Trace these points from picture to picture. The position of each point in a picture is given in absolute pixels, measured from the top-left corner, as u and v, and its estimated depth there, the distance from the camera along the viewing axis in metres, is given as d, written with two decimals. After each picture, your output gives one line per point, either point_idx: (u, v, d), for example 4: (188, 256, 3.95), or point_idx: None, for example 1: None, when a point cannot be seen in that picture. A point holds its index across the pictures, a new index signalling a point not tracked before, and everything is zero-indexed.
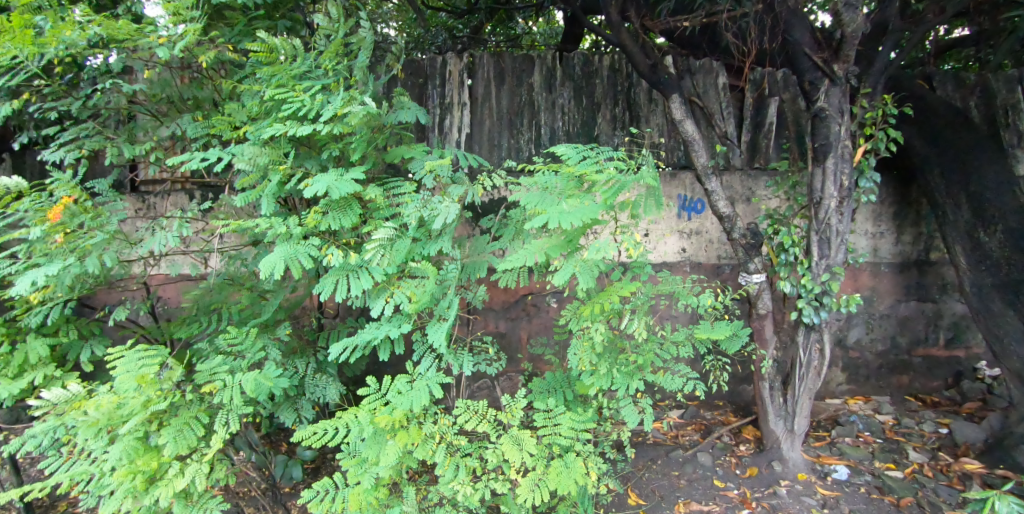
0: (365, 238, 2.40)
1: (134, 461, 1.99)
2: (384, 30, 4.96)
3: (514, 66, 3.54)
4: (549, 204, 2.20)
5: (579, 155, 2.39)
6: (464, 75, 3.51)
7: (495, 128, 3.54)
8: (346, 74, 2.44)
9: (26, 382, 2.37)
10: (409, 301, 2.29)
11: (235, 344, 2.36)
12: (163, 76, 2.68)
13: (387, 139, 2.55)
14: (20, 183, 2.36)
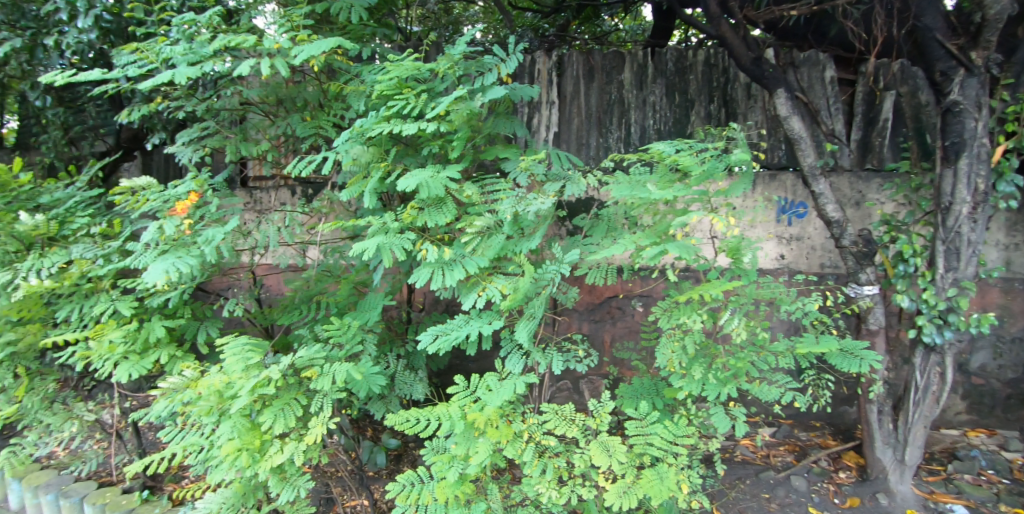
0: (458, 233, 2.41)
1: (241, 437, 2.10)
2: (472, 33, 5.14)
3: (604, 63, 3.43)
4: (642, 193, 2.10)
5: (673, 146, 2.30)
6: (552, 73, 3.44)
7: (583, 127, 3.46)
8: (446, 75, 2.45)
9: (152, 360, 2.58)
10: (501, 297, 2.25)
11: (334, 335, 2.45)
12: (277, 79, 2.84)
13: (485, 138, 2.57)
14: (154, 182, 2.61)
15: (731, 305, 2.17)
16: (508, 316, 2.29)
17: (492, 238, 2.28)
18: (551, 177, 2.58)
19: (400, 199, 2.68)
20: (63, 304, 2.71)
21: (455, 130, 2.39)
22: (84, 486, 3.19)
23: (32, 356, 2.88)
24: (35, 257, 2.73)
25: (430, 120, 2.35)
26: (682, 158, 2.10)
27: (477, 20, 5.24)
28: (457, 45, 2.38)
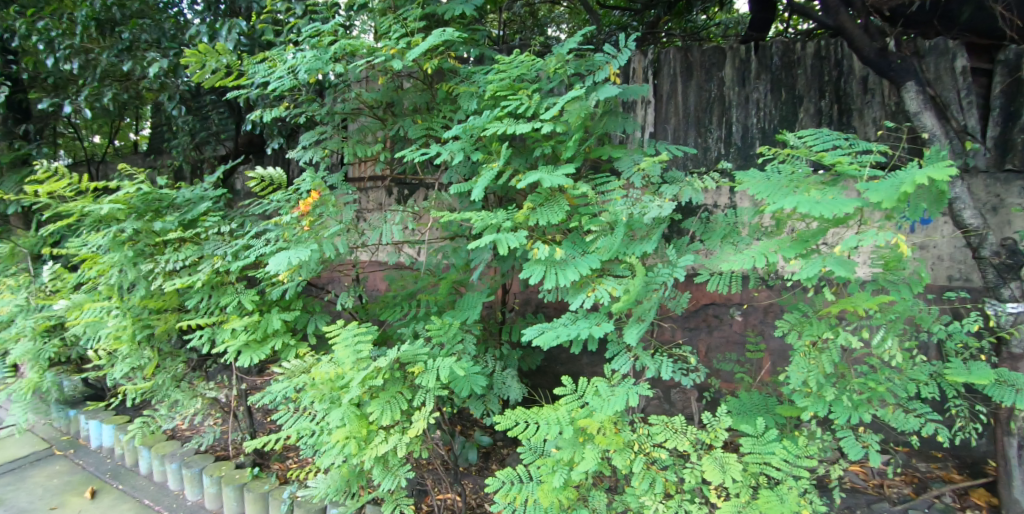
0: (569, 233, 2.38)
1: (350, 425, 2.19)
2: (556, 34, 5.08)
3: (703, 60, 3.22)
4: (783, 196, 1.97)
5: (833, 143, 2.17)
6: (649, 73, 3.29)
7: (681, 127, 3.26)
8: (561, 75, 2.42)
9: (270, 348, 2.76)
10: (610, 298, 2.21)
11: (437, 335, 2.51)
12: (392, 84, 2.91)
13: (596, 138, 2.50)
14: (283, 176, 2.80)
15: (883, 325, 2.02)
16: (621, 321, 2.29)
17: (611, 240, 2.22)
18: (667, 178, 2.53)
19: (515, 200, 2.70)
20: (194, 294, 2.97)
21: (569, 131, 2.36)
22: (203, 458, 3.47)
23: (165, 338, 3.18)
24: (173, 252, 3.02)
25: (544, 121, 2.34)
26: (843, 160, 1.97)
27: (563, 21, 5.16)
28: (567, 44, 2.37)
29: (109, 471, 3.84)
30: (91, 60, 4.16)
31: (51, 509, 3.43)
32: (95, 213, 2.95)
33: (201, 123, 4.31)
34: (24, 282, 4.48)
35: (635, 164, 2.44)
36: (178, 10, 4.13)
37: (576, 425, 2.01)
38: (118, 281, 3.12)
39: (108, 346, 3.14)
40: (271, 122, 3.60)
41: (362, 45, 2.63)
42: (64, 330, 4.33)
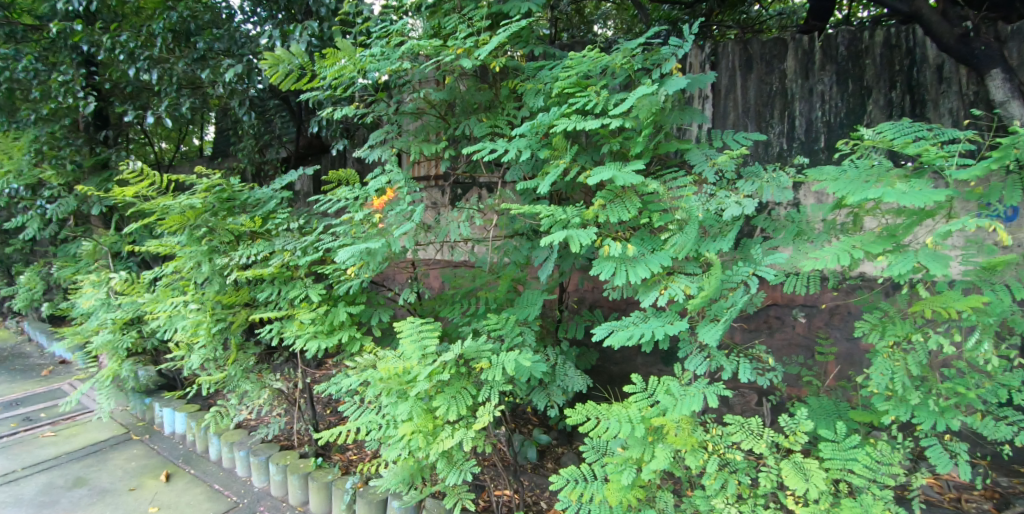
0: (638, 229, 2.41)
1: (416, 419, 2.27)
2: (601, 30, 4.86)
3: (764, 52, 3.07)
4: (868, 189, 1.90)
5: (916, 135, 2.07)
6: (706, 67, 3.20)
7: (740, 122, 3.11)
8: (630, 69, 2.49)
9: (337, 339, 2.83)
10: (684, 295, 2.24)
11: (497, 330, 2.56)
12: (457, 83, 3.00)
13: (665, 134, 2.50)
14: (355, 173, 2.94)
15: (980, 326, 1.90)
16: (697, 320, 2.31)
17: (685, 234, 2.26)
18: (745, 173, 2.54)
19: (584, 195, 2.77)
20: (265, 288, 3.11)
21: (638, 126, 2.38)
22: (269, 447, 3.62)
23: (238, 331, 3.33)
24: (246, 247, 3.16)
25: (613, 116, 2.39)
26: (927, 150, 1.90)
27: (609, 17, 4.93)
28: (634, 41, 2.46)
29: (182, 456, 4.06)
30: (168, 71, 4.39)
31: (131, 490, 3.65)
32: (175, 212, 3.12)
33: (266, 127, 4.71)
34: (105, 277, 4.77)
35: (707, 159, 2.46)
36: (248, 18, 4.33)
37: (647, 424, 2.12)
38: (195, 275, 3.28)
39: (185, 338, 3.32)
40: (337, 124, 3.98)
41: (431, 46, 2.71)
42: (141, 322, 4.60)
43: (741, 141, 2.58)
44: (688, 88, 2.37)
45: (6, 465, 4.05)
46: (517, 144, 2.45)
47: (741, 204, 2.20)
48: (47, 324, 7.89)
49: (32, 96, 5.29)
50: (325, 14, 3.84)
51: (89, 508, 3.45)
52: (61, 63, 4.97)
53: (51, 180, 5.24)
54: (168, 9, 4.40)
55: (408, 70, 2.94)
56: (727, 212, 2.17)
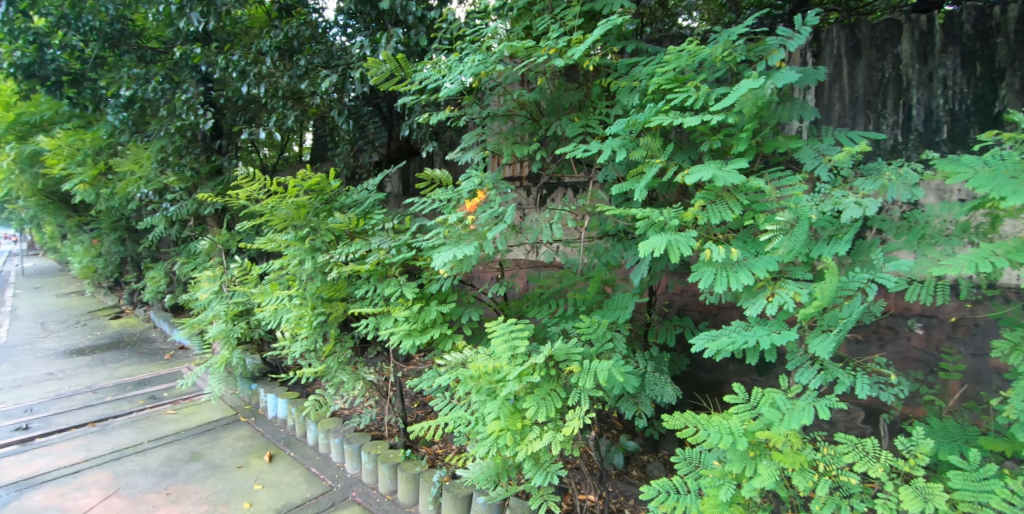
0: (744, 234, 2.37)
1: (505, 418, 2.35)
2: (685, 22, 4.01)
3: (874, 35, 2.78)
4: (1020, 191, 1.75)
5: None
6: (808, 55, 2.94)
7: (847, 114, 2.83)
8: (733, 63, 2.42)
9: (429, 336, 2.93)
10: (792, 303, 2.18)
11: (588, 334, 2.64)
12: (550, 84, 3.02)
13: (771, 130, 2.43)
14: (449, 175, 3.03)
15: None
16: (809, 329, 2.23)
17: (793, 237, 2.21)
18: (864, 170, 2.40)
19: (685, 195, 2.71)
20: (363, 285, 3.29)
21: (742, 123, 2.36)
22: (361, 436, 3.81)
23: (336, 325, 3.54)
24: (346, 246, 3.31)
25: (714, 113, 2.36)
26: None
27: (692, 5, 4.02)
28: (737, 31, 2.40)
29: (283, 439, 4.37)
30: (274, 84, 4.74)
31: (239, 467, 3.97)
32: (282, 214, 3.36)
33: (360, 133, 4.94)
34: (219, 272, 5.22)
35: (820, 155, 2.40)
36: (344, 31, 4.62)
37: (749, 438, 2.11)
38: (298, 272, 3.46)
39: (290, 329, 3.58)
40: (427, 128, 4.18)
41: (524, 48, 2.74)
42: (249, 314, 4.98)
43: (855, 138, 2.42)
44: (799, 80, 2.29)
45: (136, 438, 4.55)
46: (613, 145, 2.51)
47: (860, 205, 2.13)
48: (168, 313, 8.76)
49: (159, 112, 5.91)
50: (412, 22, 3.97)
51: (204, 480, 3.79)
52: (183, 81, 5.52)
53: (174, 185, 5.85)
54: (275, 28, 4.78)
55: (500, 73, 2.99)
56: (845, 213, 2.11)
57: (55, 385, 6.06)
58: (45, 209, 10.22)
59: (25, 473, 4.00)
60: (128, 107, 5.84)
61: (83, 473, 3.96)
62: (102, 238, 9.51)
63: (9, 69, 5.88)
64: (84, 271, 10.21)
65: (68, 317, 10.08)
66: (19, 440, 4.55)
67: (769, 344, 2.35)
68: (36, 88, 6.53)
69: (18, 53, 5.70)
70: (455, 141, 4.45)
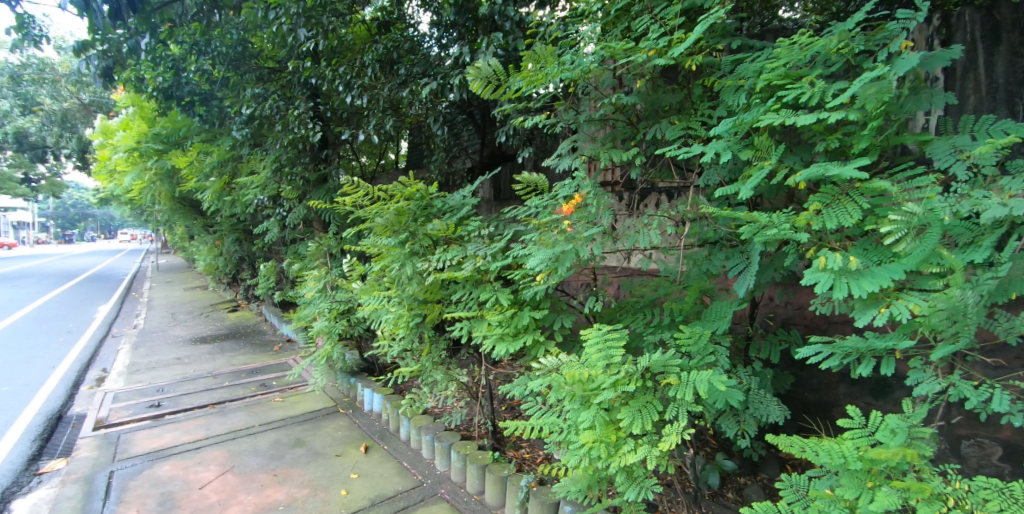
0: (863, 240, 2.19)
1: (598, 429, 2.34)
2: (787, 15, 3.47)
3: (1019, 16, 2.46)
4: None
5: None
6: (936, 43, 2.66)
7: (984, 106, 2.50)
8: (852, 55, 2.24)
9: (523, 342, 2.96)
10: (912, 317, 1.99)
11: (685, 344, 2.55)
12: (650, 87, 2.95)
13: (898, 127, 2.22)
14: (546, 180, 3.03)
15: None
16: (940, 346, 2.01)
17: (922, 243, 2.00)
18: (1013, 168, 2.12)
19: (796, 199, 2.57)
20: (459, 289, 3.39)
21: (864, 119, 2.17)
22: (452, 435, 3.92)
23: (431, 326, 3.66)
24: (443, 252, 3.43)
25: (831, 110, 2.21)
26: None
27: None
28: (854, 19, 2.22)
29: (378, 432, 4.58)
30: (376, 95, 5.03)
31: (338, 455, 4.21)
32: (384, 219, 3.52)
33: (455, 140, 5.15)
34: (323, 272, 5.59)
35: (956, 150, 2.16)
36: (438, 42, 4.84)
37: (866, 465, 1.93)
38: (397, 275, 3.59)
39: (389, 329, 3.76)
40: (521, 133, 4.24)
41: (623, 48, 2.70)
42: (350, 313, 5.27)
43: (1002, 131, 2.12)
44: (929, 63, 2.06)
45: (249, 421, 4.96)
46: (716, 146, 2.41)
47: (1006, 205, 1.86)
48: (277, 309, 9.52)
49: (275, 126, 6.46)
50: (509, 28, 4.07)
51: (306, 465, 4.06)
52: (295, 97, 5.98)
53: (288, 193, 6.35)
54: (376, 43, 5.07)
55: (598, 77, 2.97)
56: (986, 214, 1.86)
57: (183, 369, 6.76)
58: (177, 213, 11.47)
59: (157, 446, 4.49)
60: (248, 123, 6.43)
61: (204, 449, 4.38)
62: (223, 239, 10.53)
63: (153, 93, 6.72)
64: (208, 269, 11.34)
65: (194, 310, 11.22)
66: (152, 416, 5.11)
67: (885, 356, 2.13)
68: (174, 108, 7.38)
69: (160, 79, 6.51)
70: (549, 148, 4.59)
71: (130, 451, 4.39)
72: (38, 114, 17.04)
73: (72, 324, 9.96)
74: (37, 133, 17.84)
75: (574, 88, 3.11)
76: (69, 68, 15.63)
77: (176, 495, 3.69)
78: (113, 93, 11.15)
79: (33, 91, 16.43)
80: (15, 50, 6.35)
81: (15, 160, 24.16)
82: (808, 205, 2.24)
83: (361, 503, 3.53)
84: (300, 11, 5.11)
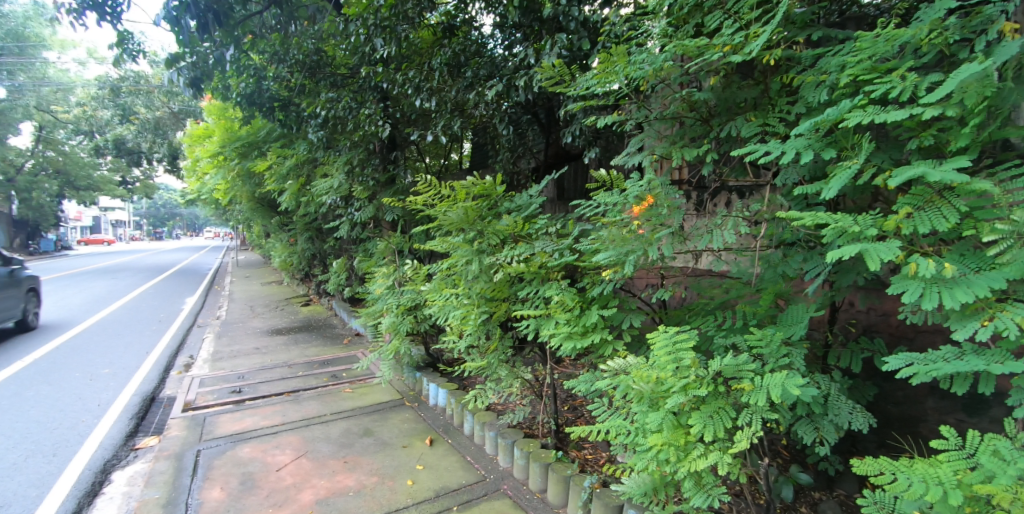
0: (960, 246, 2.04)
1: (668, 432, 2.32)
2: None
3: None
4: None
5: None
6: None
7: None
8: (947, 45, 2.09)
9: (589, 340, 2.97)
10: (1017, 331, 1.83)
11: (759, 350, 2.48)
12: (724, 83, 2.87)
13: (1000, 121, 2.05)
14: (620, 175, 3.00)
15: None
16: None
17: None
18: None
19: (883, 202, 2.43)
20: (527, 286, 3.43)
21: (961, 114, 2.03)
22: (515, 433, 3.96)
23: (497, 323, 3.72)
24: (511, 249, 3.46)
25: (924, 105, 2.08)
26: None
27: None
28: (948, 6, 2.08)
29: (442, 426, 4.71)
30: (443, 97, 5.17)
31: (405, 447, 4.36)
32: (453, 218, 3.61)
33: (520, 140, 5.19)
34: (391, 269, 5.78)
35: None
36: (503, 43, 4.93)
37: (959, 488, 1.81)
38: (465, 272, 3.66)
39: (457, 325, 3.85)
40: (588, 132, 4.24)
41: (696, 46, 2.63)
42: (417, 310, 5.42)
43: None
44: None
45: (321, 409, 5.22)
46: (796, 145, 2.33)
47: None
48: (346, 304, 9.93)
49: (347, 128, 6.75)
50: (575, 27, 4.06)
51: (374, 455, 4.23)
52: (365, 100, 6.22)
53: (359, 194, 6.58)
54: (443, 47, 5.19)
55: (669, 74, 2.91)
56: None
57: (261, 358, 7.20)
58: (256, 213, 12.17)
59: (238, 429, 4.81)
60: (323, 126, 6.76)
61: (281, 434, 4.66)
62: (297, 237, 11.11)
63: (237, 99, 7.19)
64: (283, 264, 11.99)
65: (270, 303, 11.88)
66: (234, 402, 5.48)
67: (986, 372, 1.97)
68: (255, 113, 7.86)
69: (243, 84, 6.97)
70: (618, 148, 4.54)
71: (215, 432, 4.73)
72: (135, 122, 18.61)
73: (163, 314, 10.80)
74: (133, 139, 19.37)
75: (643, 86, 3.07)
76: (161, 80, 16.86)
77: (256, 476, 3.94)
78: (200, 101, 11.96)
79: (130, 101, 17.80)
80: (117, 66, 6.94)
81: (116, 163, 26.40)
82: (898, 208, 2.12)
83: (426, 494, 3.64)
84: (376, 21, 5.31)
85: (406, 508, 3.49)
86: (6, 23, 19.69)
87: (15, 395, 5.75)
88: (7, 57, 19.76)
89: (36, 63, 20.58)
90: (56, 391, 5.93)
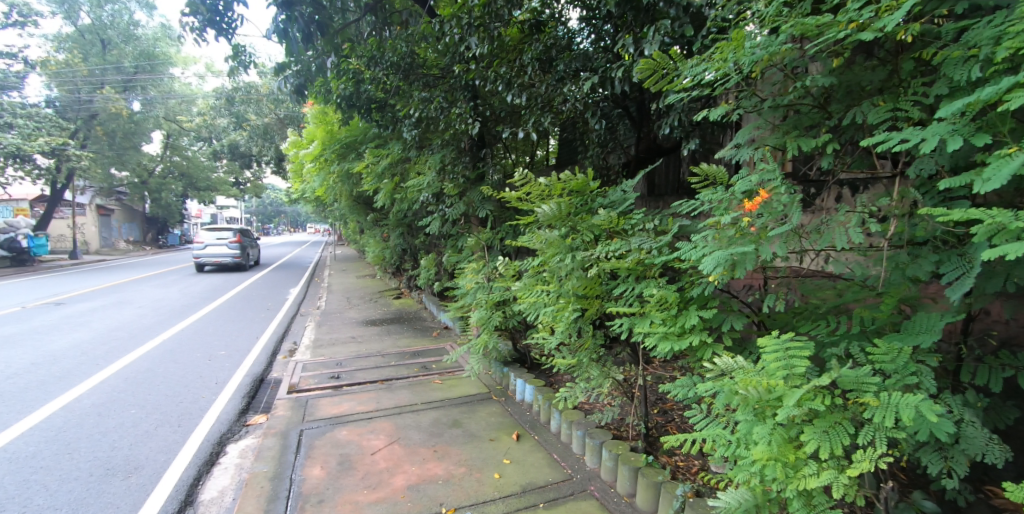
0: None
1: (775, 446, 2.17)
2: None
3: None
4: None
5: None
6: None
7: None
8: None
9: (688, 343, 2.84)
10: None
11: (883, 361, 2.24)
12: (847, 65, 2.61)
13: None
14: (724, 173, 2.85)
15: None
16: None
17: None
18: None
19: None
20: (621, 284, 3.34)
21: None
22: (603, 433, 3.88)
23: (588, 321, 3.66)
24: (605, 245, 3.38)
25: None
26: None
27: None
28: None
29: (529, 422, 4.72)
30: (534, 93, 5.16)
31: (492, 440, 4.41)
32: (547, 212, 3.59)
33: (611, 135, 5.12)
34: (480, 265, 5.88)
35: None
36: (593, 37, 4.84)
37: None
38: (557, 268, 3.63)
39: (547, 322, 3.83)
40: (688, 126, 4.08)
41: (814, 25, 2.41)
42: (505, 305, 5.45)
43: None
44: None
45: (413, 399, 5.42)
46: (939, 132, 2.06)
47: None
48: (435, 298, 10.28)
49: (439, 127, 6.94)
50: (675, 14, 3.88)
51: (463, 446, 4.32)
52: (456, 100, 6.35)
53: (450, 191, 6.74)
54: (533, 43, 5.16)
55: (783, 58, 2.69)
56: None
57: (357, 347, 7.60)
58: (353, 210, 12.85)
59: (336, 412, 5.10)
60: (416, 125, 6.99)
61: (376, 420, 4.89)
62: (390, 233, 11.61)
63: (338, 102, 7.60)
64: (377, 259, 12.59)
65: (365, 296, 12.52)
66: (333, 387, 5.82)
67: None
68: (353, 116, 8.28)
69: (343, 88, 7.35)
70: (719, 140, 4.30)
71: (315, 414, 5.05)
72: (247, 129, 20.30)
73: (270, 304, 11.71)
74: (246, 144, 21.13)
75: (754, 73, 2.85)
76: (269, 89, 18.28)
77: (352, 458, 4.16)
78: (303, 106, 12.81)
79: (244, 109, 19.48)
80: (232, 77, 7.56)
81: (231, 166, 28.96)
82: None
83: (513, 488, 3.65)
84: (470, 21, 5.39)
85: (492, 501, 3.52)
86: (141, 45, 22.25)
87: (148, 371, 6.48)
88: (143, 74, 22.26)
89: (166, 78, 23.03)
90: (181, 369, 6.60)
